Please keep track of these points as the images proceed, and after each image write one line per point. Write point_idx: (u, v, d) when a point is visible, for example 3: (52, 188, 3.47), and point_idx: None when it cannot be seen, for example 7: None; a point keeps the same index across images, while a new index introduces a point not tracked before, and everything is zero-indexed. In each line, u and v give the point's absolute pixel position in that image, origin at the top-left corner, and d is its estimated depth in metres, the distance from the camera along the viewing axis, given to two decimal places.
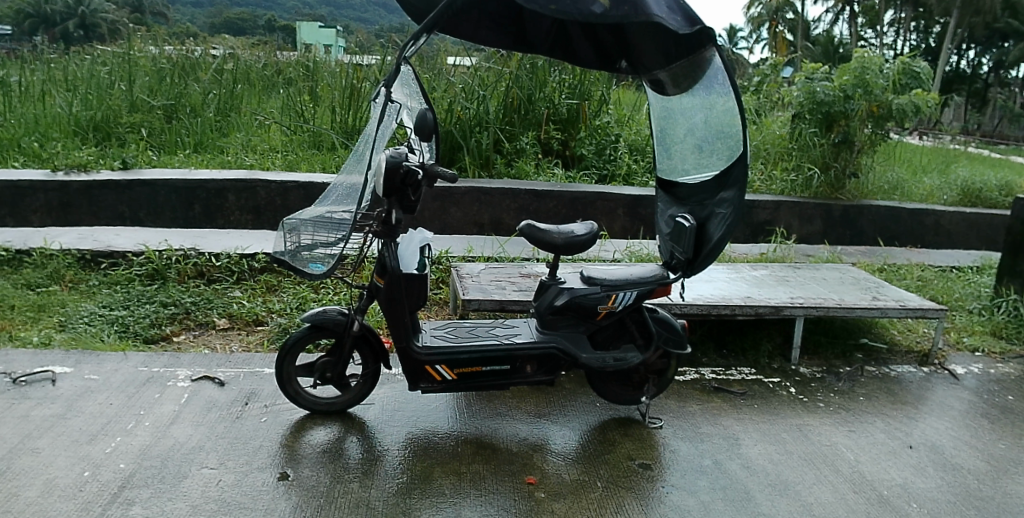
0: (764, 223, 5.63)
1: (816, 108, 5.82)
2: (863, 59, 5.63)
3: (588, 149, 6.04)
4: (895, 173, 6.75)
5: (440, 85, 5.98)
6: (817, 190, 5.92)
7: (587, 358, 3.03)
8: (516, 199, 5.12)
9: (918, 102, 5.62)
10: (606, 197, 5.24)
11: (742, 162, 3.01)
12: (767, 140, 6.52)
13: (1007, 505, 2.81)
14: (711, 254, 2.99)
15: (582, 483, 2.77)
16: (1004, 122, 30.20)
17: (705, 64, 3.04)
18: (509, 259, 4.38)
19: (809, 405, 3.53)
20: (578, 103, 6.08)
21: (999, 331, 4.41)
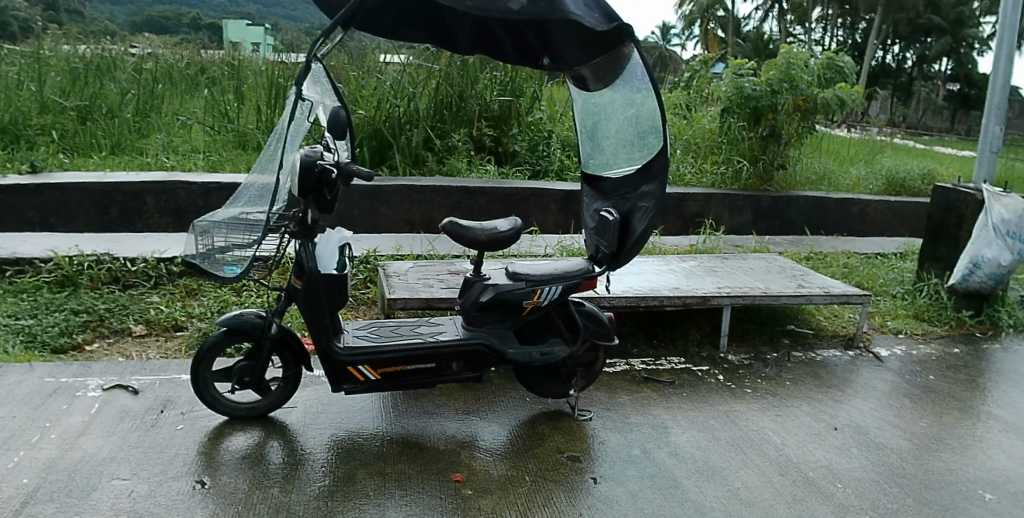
0: (695, 215, 5.68)
1: (743, 102, 5.96)
2: (788, 55, 5.82)
3: (521, 146, 6.08)
4: (822, 164, 6.94)
5: (369, 83, 5.90)
6: (746, 183, 6.04)
7: (514, 353, 3.00)
8: (448, 196, 5.09)
9: (842, 97, 5.83)
10: (538, 193, 5.24)
11: (662, 157, 3.03)
12: (697, 134, 6.58)
13: (927, 482, 2.95)
14: (635, 246, 3.00)
15: (510, 478, 2.76)
16: (928, 114, 31.40)
17: (625, 60, 3.05)
18: (438, 257, 4.33)
19: (736, 391, 3.58)
20: (510, 100, 6.10)
21: (921, 313, 4.56)
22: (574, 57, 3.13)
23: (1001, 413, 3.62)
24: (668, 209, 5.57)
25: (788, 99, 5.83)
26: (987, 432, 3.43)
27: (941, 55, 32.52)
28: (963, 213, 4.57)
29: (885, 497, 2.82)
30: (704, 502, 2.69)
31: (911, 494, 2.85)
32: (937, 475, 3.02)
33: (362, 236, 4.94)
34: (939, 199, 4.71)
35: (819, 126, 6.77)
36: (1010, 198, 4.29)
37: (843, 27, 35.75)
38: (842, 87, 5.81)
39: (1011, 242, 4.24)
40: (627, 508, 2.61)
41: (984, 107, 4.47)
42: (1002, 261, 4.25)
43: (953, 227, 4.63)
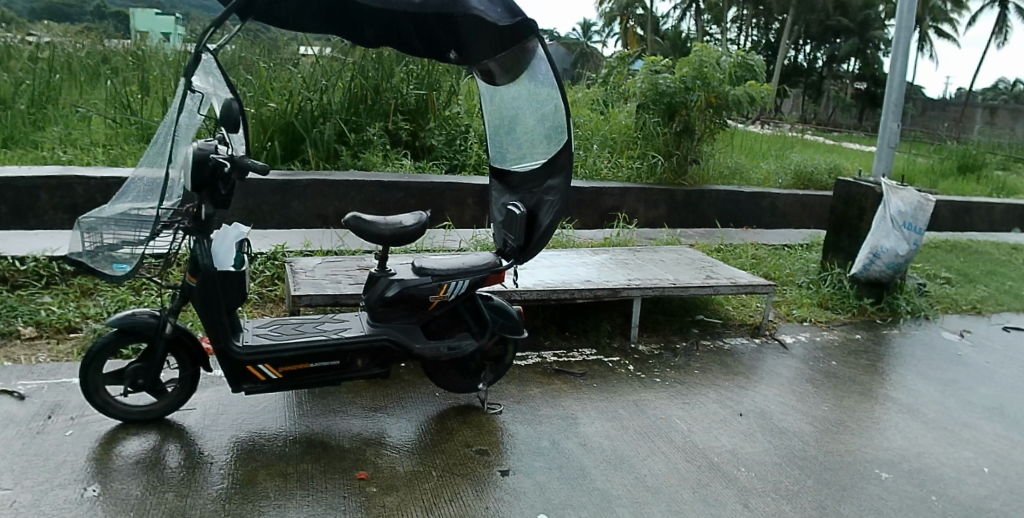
0: (610, 209, 5.77)
1: (658, 98, 6.20)
2: (700, 53, 6.04)
3: (439, 140, 6.06)
4: (735, 159, 7.17)
5: (280, 76, 5.80)
6: (660, 177, 6.20)
7: (420, 348, 2.98)
8: (362, 191, 5.06)
9: (752, 94, 6.03)
10: (454, 187, 5.29)
11: (567, 150, 3.04)
12: (613, 130, 6.70)
13: (825, 464, 3.09)
14: (542, 239, 3.01)
15: (416, 474, 2.74)
16: (837, 110, 32.75)
17: (530, 55, 3.05)
18: (348, 252, 4.29)
19: (646, 381, 3.66)
20: (426, 93, 6.08)
21: (824, 302, 4.78)
22: (478, 52, 3.09)
23: (897, 395, 3.83)
24: (584, 203, 5.65)
25: (700, 96, 6.04)
26: (882, 413, 3.63)
27: (850, 55, 33.92)
28: (863, 206, 4.80)
29: (787, 479, 2.94)
30: (611, 491, 2.74)
31: (811, 476, 2.98)
32: (836, 456, 3.17)
33: (271, 232, 4.81)
34: (842, 193, 4.94)
35: (733, 121, 6.98)
36: (905, 191, 4.45)
37: (759, 27, 36.80)
38: (752, 85, 6.01)
39: (907, 233, 4.46)
40: (535, 500, 2.63)
41: (882, 104, 4.67)
42: (900, 252, 4.46)
43: (855, 218, 4.86)
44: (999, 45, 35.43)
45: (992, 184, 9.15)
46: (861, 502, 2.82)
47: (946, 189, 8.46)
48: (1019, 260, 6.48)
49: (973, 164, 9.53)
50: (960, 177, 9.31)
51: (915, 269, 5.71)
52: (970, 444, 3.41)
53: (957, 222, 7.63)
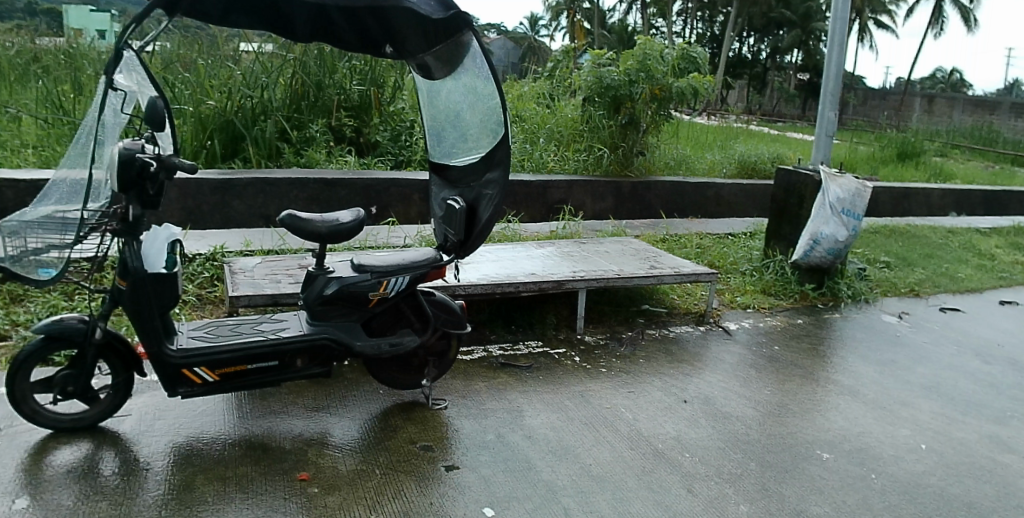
0: (558, 202, 5.86)
1: (603, 91, 6.29)
2: (643, 46, 6.18)
3: (382, 136, 6.18)
4: (680, 149, 7.31)
5: (218, 72, 5.75)
6: (607, 169, 6.32)
7: (361, 346, 2.96)
8: (304, 189, 5.07)
9: (695, 86, 6.21)
10: (400, 183, 5.37)
11: (504, 144, 3.07)
12: (560, 123, 6.74)
13: (765, 446, 3.16)
14: (482, 234, 3.03)
15: (359, 473, 2.73)
16: (781, 101, 33.83)
17: (463, 50, 3.05)
18: (289, 251, 4.26)
19: (592, 371, 3.69)
20: (369, 89, 6.18)
21: (767, 288, 4.90)
22: (412, 48, 3.05)
23: (839, 378, 3.94)
24: (532, 196, 5.72)
25: (644, 89, 6.18)
26: (824, 395, 3.72)
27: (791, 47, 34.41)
28: (803, 193, 4.93)
29: (730, 463, 3.00)
30: (557, 481, 2.76)
31: (753, 459, 3.05)
32: (777, 439, 3.24)
33: (209, 233, 4.74)
34: (784, 182, 5.06)
35: (677, 113, 7.13)
36: (844, 178, 4.57)
37: (701, 19, 37.13)
38: (695, 77, 6.19)
39: (846, 219, 4.58)
40: (479, 494, 2.64)
41: (820, 94, 4.77)
42: (839, 237, 4.58)
43: (795, 206, 4.98)
44: (936, 35, 36.50)
45: (929, 170, 9.48)
46: (802, 483, 2.89)
47: (886, 175, 8.73)
48: (954, 244, 6.73)
49: (912, 151, 9.86)
50: (899, 164, 9.62)
51: (856, 255, 5.88)
52: (907, 422, 3.52)
53: (897, 207, 7.89)
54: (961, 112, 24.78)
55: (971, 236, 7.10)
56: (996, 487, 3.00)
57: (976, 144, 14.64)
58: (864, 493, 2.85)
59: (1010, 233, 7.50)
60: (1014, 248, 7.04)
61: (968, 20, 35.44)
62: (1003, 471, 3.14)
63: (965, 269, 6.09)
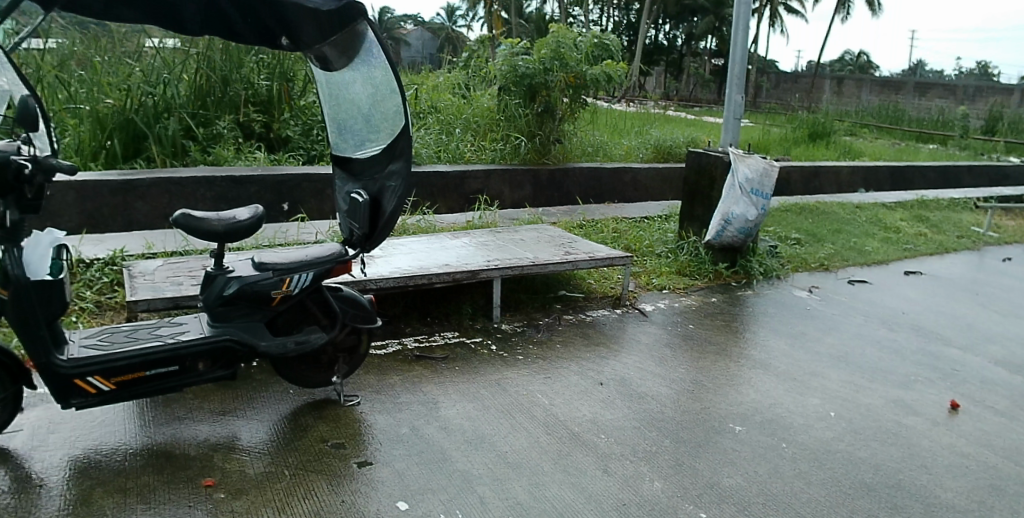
0: (475, 192, 6.07)
1: (519, 80, 6.50)
2: (556, 36, 6.45)
3: (294, 131, 6.19)
4: (597, 136, 7.53)
5: (116, 69, 5.68)
6: (524, 157, 6.53)
7: (266, 346, 2.90)
8: (211, 187, 5.09)
9: (609, 72, 6.50)
10: (312, 178, 5.48)
11: (405, 135, 3.07)
12: (476, 113, 6.91)
13: (677, 423, 3.25)
14: (387, 227, 3.03)
15: (268, 475, 2.66)
16: (696, 87, 34.57)
17: (359, 40, 3.01)
18: (195, 252, 4.22)
19: (508, 359, 3.72)
20: (277, 84, 6.21)
21: (683, 269, 5.07)
22: (307, 43, 2.95)
23: (751, 352, 4.07)
24: (449, 188, 5.89)
25: (559, 77, 6.48)
26: (736, 370, 3.84)
27: (709, 33, 35.00)
28: (713, 175, 5.11)
29: (644, 441, 3.07)
30: (472, 470, 2.77)
31: (667, 435, 3.12)
32: (691, 415, 3.33)
33: (110, 237, 4.65)
34: (694, 164, 5.26)
35: (593, 100, 7.34)
36: (752, 158, 4.75)
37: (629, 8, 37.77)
38: (608, 64, 6.48)
39: (754, 199, 4.76)
40: (393, 488, 2.62)
41: (726, 78, 4.90)
42: (749, 216, 4.76)
43: (706, 187, 5.17)
44: (841, 19, 37.94)
45: (840, 149, 9.91)
46: (715, 456, 2.98)
47: (798, 155, 9.11)
48: (862, 218, 7.06)
49: (822, 131, 10.27)
50: (811, 143, 10.04)
51: (769, 233, 6.10)
52: (817, 391, 3.67)
53: (810, 185, 8.21)
54: (870, 92, 26.16)
55: (878, 210, 7.46)
56: (901, 448, 3.16)
57: (882, 123, 15.42)
58: (775, 462, 2.96)
59: (913, 206, 7.92)
60: (919, 220, 7.43)
61: (877, 5, 37.09)
62: (907, 433, 3.30)
63: (872, 242, 6.39)
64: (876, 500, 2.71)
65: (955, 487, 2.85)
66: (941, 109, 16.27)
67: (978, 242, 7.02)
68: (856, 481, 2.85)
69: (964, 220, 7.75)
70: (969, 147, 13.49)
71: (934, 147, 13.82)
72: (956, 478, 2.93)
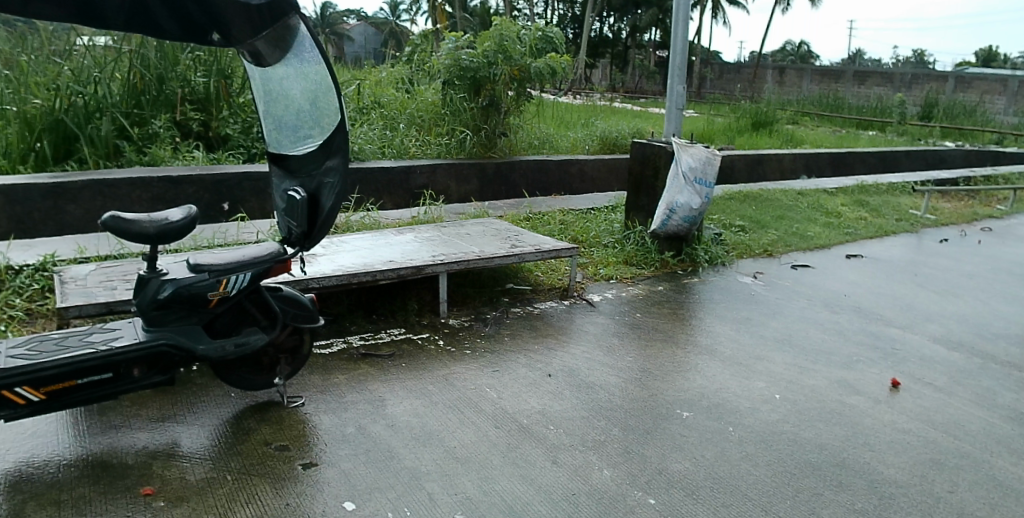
0: (421, 187, 6.10)
1: (462, 73, 6.48)
2: (499, 28, 6.48)
3: (234, 129, 6.15)
4: (543, 129, 7.62)
5: (44, 68, 5.49)
6: (471, 151, 6.60)
7: (204, 349, 2.85)
8: (148, 188, 4.99)
9: (552, 65, 6.59)
10: (252, 176, 5.45)
11: (341, 131, 3.06)
12: (420, 107, 6.91)
13: (625, 411, 3.29)
14: (327, 225, 3.03)
15: (210, 481, 2.60)
16: (643, 79, 34.90)
17: (291, 34, 2.96)
18: (130, 255, 4.13)
19: (456, 354, 3.73)
20: (215, 81, 6.10)
21: (629, 259, 5.15)
22: (238, 37, 2.87)
23: (697, 338, 4.15)
24: (394, 184, 5.91)
25: (503, 70, 6.51)
26: (683, 357, 3.91)
27: (660, 26, 35.45)
28: (657, 165, 5.21)
29: (593, 430, 3.10)
30: (420, 467, 2.75)
31: (615, 424, 3.16)
32: (639, 402, 3.38)
33: (39, 242, 4.47)
34: (638, 155, 5.36)
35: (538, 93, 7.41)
36: (695, 148, 4.84)
37: None
38: (551, 57, 6.56)
39: (698, 188, 4.86)
40: (339, 488, 2.58)
41: (669, 68, 4.97)
42: (693, 205, 4.86)
43: (650, 177, 5.27)
44: (783, 11, 38.83)
45: (782, 137, 10.17)
46: (663, 443, 3.03)
47: (742, 143, 9.32)
48: (805, 204, 7.25)
49: (765, 120, 10.51)
50: (754, 132, 10.28)
51: (713, 221, 6.22)
52: (762, 375, 3.76)
53: (754, 173, 8.40)
54: (811, 81, 26.88)
55: (820, 196, 7.67)
56: (844, 428, 3.25)
57: (823, 111, 15.87)
58: (721, 446, 3.02)
59: (854, 191, 8.16)
60: (859, 205, 7.67)
61: None
62: (850, 412, 3.41)
63: (814, 227, 6.57)
64: (822, 479, 2.79)
65: (897, 463, 2.96)
66: (880, 97, 16.81)
67: (916, 224, 7.28)
68: (801, 461, 2.92)
69: (901, 203, 8.03)
70: (906, 133, 13.97)
71: (873, 133, 14.28)
72: (897, 454, 3.03)
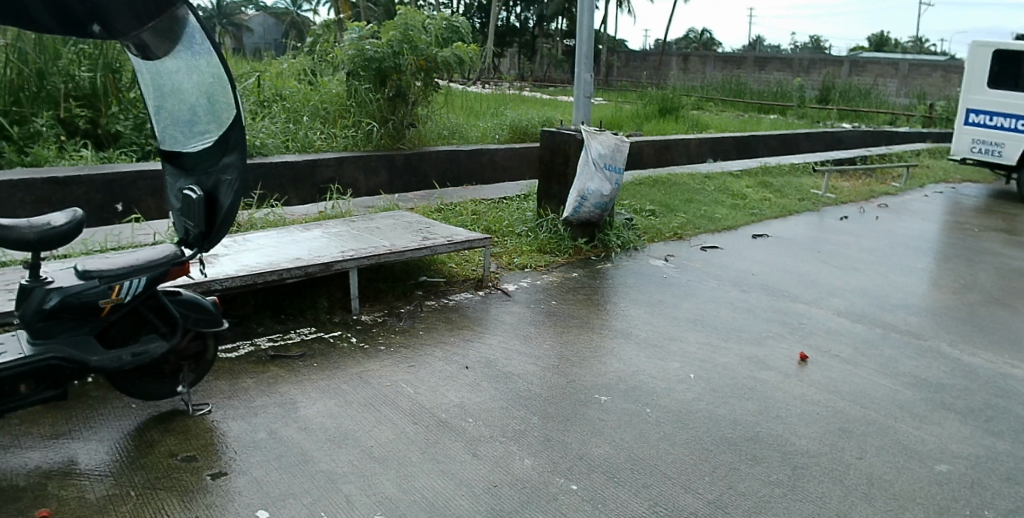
0: (328, 181, 6.00)
1: (367, 64, 6.39)
2: (403, 18, 6.42)
3: (124, 126, 5.83)
4: (452, 119, 7.63)
5: None
6: (378, 143, 6.57)
7: (98, 360, 2.70)
8: (31, 191, 4.70)
9: (454, 55, 6.51)
10: (146, 175, 5.22)
11: (238, 125, 2.94)
12: (325, 99, 6.78)
13: (544, 399, 3.34)
14: (225, 224, 2.92)
15: (112, 498, 2.45)
16: (554, 67, 35.18)
17: (178, 26, 2.82)
18: (12, 263, 3.89)
19: (369, 351, 3.69)
20: (103, 75, 5.80)
21: (543, 246, 5.22)
22: (121, 31, 2.73)
23: (613, 323, 4.25)
24: (299, 177, 5.77)
25: (410, 60, 6.45)
26: (599, 341, 4.00)
27: (572, 14, 35.87)
28: (567, 153, 5.30)
29: (513, 420, 3.14)
30: (336, 470, 2.69)
31: (534, 413, 3.21)
32: (558, 389, 3.44)
33: None
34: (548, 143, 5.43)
35: (446, 83, 7.41)
36: (603, 135, 5.02)
37: None
38: (458, 47, 6.56)
39: (609, 175, 5.02)
40: (252, 496, 2.50)
41: (577, 56, 5.03)
42: (604, 192, 4.99)
43: (561, 165, 5.36)
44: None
45: (688, 122, 10.52)
46: (582, 428, 3.09)
47: (650, 129, 9.59)
48: (711, 187, 7.54)
49: (670, 106, 10.85)
50: (661, 118, 10.59)
51: (624, 206, 6.38)
52: (676, 355, 3.90)
53: (662, 158, 8.65)
54: (714, 67, 27.88)
55: (726, 179, 7.99)
56: (756, 403, 3.41)
57: (726, 97, 16.51)
58: (641, 428, 3.11)
59: (758, 173, 8.53)
60: (763, 186, 8.03)
61: None
62: (762, 387, 3.58)
63: (721, 209, 6.83)
64: (737, 453, 2.92)
65: (808, 433, 3.13)
66: (778, 82, 17.62)
67: (817, 203, 7.68)
68: (718, 437, 3.05)
69: (803, 183, 8.45)
70: (805, 117, 14.72)
71: (774, 117, 14.95)
72: (807, 425, 3.20)
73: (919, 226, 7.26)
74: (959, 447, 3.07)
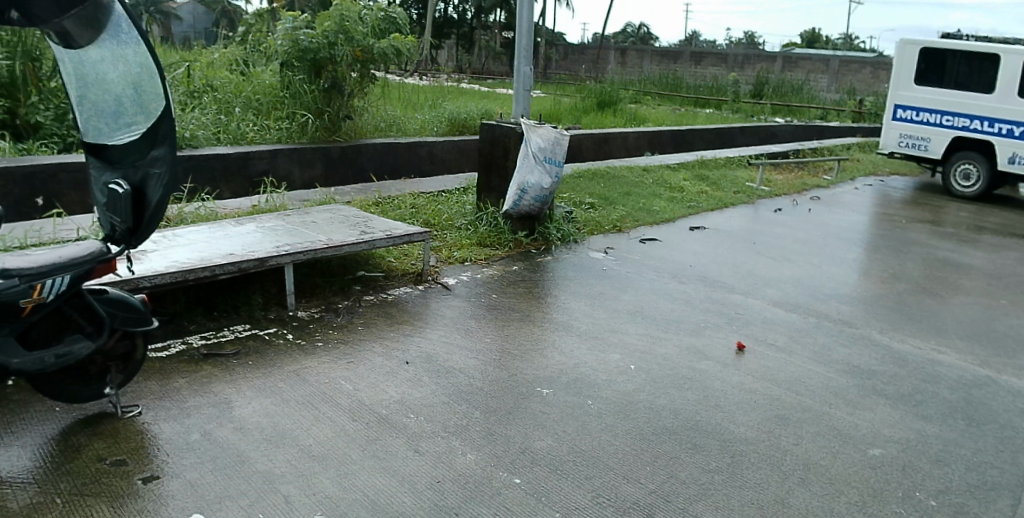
0: (262, 173, 5.86)
1: (301, 55, 6.30)
2: (339, 9, 6.32)
3: (45, 116, 5.59)
4: (389, 111, 7.56)
5: None
6: (313, 135, 6.45)
7: (19, 362, 2.58)
8: None
9: (396, 45, 6.54)
10: (69, 167, 5.00)
11: (167, 118, 2.83)
12: (257, 90, 6.61)
13: (487, 393, 3.36)
14: (153, 220, 2.83)
15: (37, 505, 2.34)
16: (496, 60, 35.11)
17: (104, 12, 2.68)
18: None
19: (307, 348, 3.63)
20: (20, 63, 5.53)
21: (483, 240, 5.24)
22: (42, 18, 2.59)
23: (554, 315, 4.31)
24: (231, 169, 5.63)
25: (346, 51, 6.35)
26: (540, 335, 4.04)
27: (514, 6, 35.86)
28: (506, 146, 5.33)
29: (456, 415, 3.14)
30: (274, 470, 2.65)
31: (475, 407, 3.22)
32: (500, 383, 3.46)
33: None
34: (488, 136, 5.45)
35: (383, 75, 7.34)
36: (544, 129, 5.08)
37: None
38: (395, 38, 6.51)
39: (548, 167, 5.09)
40: (186, 499, 2.43)
41: (516, 50, 5.06)
42: (543, 185, 5.06)
43: (500, 159, 5.39)
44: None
45: (626, 115, 10.69)
46: (525, 421, 3.13)
47: (588, 123, 9.70)
48: (650, 180, 7.69)
49: (609, 100, 10.99)
50: (600, 111, 10.72)
51: (564, 199, 6.45)
52: (616, 347, 3.97)
53: (601, 151, 8.77)
54: (652, 61, 28.34)
55: (663, 172, 8.16)
56: (695, 392, 3.51)
57: (662, 91, 16.82)
58: (583, 420, 3.17)
59: (694, 166, 8.74)
60: (699, 179, 8.24)
61: None
62: (701, 377, 3.69)
63: (659, 202, 6.98)
64: (679, 443, 3.00)
65: (747, 421, 3.24)
66: (713, 77, 18.06)
67: (753, 196, 7.93)
68: (659, 428, 3.13)
69: (738, 176, 8.71)
70: (740, 111, 15.14)
71: (709, 111, 15.32)
72: (746, 413, 3.32)
73: (850, 217, 7.58)
74: (890, 432, 3.24)
